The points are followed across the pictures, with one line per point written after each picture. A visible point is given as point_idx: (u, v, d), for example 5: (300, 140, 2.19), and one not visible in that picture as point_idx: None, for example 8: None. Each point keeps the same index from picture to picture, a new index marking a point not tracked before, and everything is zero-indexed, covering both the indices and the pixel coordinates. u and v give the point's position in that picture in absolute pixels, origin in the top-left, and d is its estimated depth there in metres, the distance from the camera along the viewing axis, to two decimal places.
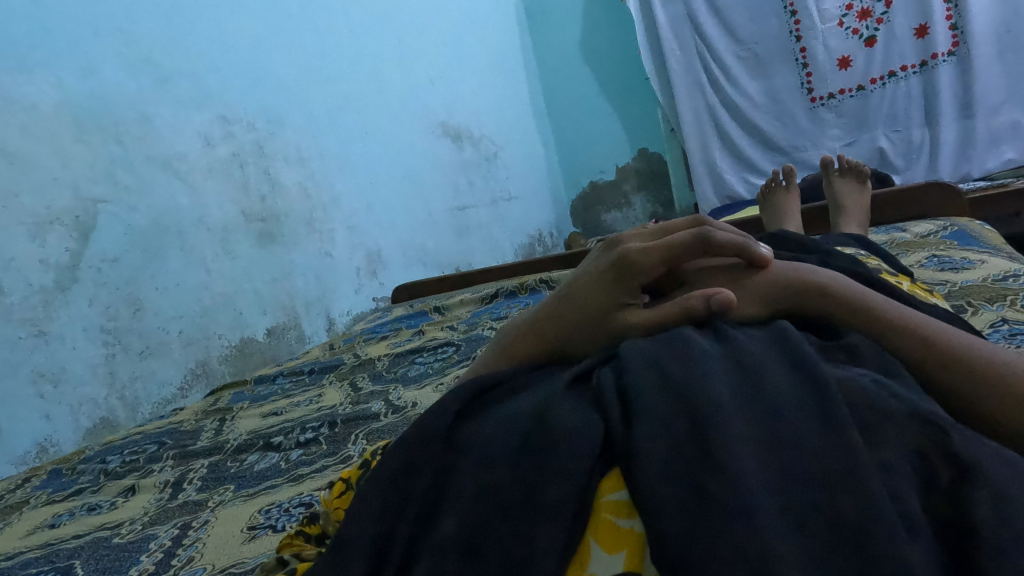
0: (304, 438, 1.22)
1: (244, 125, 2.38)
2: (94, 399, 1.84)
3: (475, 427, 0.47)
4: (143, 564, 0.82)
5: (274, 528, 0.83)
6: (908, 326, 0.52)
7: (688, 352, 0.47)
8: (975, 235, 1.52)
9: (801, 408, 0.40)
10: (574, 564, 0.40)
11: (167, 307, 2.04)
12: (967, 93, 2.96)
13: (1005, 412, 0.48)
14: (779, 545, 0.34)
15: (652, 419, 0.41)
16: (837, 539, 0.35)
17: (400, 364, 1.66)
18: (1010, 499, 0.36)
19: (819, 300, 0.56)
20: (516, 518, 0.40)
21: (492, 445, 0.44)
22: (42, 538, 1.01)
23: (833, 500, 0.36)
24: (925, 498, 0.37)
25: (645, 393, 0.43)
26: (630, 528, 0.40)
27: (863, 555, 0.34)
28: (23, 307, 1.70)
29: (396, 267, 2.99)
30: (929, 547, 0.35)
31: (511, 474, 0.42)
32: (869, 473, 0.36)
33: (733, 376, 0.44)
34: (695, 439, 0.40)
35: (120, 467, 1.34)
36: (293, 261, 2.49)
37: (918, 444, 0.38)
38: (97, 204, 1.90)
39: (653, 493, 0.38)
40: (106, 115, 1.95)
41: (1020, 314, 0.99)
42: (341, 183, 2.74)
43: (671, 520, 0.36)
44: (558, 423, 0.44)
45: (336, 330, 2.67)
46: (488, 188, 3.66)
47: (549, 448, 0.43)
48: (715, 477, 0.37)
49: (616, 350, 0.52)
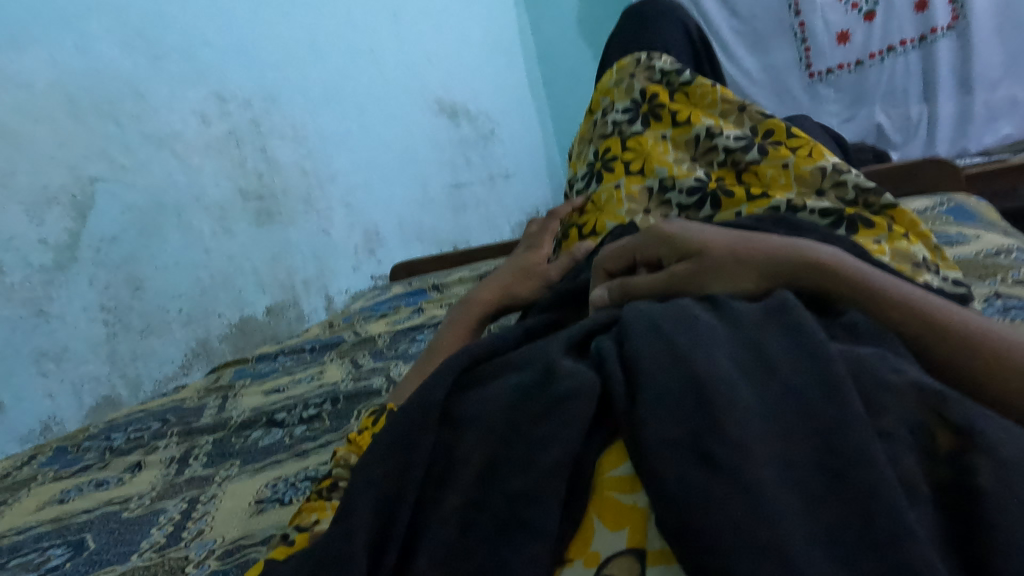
0: (307, 414, 1.24)
1: (239, 103, 2.37)
2: (96, 377, 1.85)
3: (474, 397, 0.49)
4: (154, 536, 0.84)
5: (282, 502, 0.85)
6: (900, 299, 0.54)
7: (690, 323, 0.48)
8: (970, 211, 1.53)
9: (802, 373, 0.42)
10: (579, 541, 0.41)
11: (167, 286, 2.05)
12: (966, 68, 2.95)
13: (992, 378, 0.50)
14: (781, 505, 0.36)
15: (656, 387, 0.43)
16: (838, 500, 0.36)
17: (401, 341, 1.68)
18: (1010, 461, 0.37)
19: (814, 273, 0.56)
20: (516, 482, 0.42)
21: (490, 418, 0.46)
22: (54, 513, 1.02)
23: (835, 464, 0.37)
24: (927, 466, 0.39)
25: (649, 360, 0.45)
26: (633, 504, 0.41)
27: (864, 515, 0.35)
28: (24, 286, 1.71)
29: (394, 245, 2.99)
30: (927, 510, 0.37)
31: (508, 444, 0.44)
32: (869, 437, 0.38)
33: (733, 345, 0.46)
34: (698, 406, 0.41)
35: (126, 443, 1.36)
36: (291, 239, 2.50)
37: (918, 416, 0.40)
38: (94, 182, 1.90)
39: (658, 459, 0.39)
40: (101, 93, 1.93)
41: (1012, 288, 1.01)
42: (338, 161, 2.73)
43: (676, 484, 0.38)
44: (555, 390, 0.45)
45: (335, 308, 2.69)
46: (485, 166, 3.65)
47: (549, 413, 0.44)
48: (714, 442, 0.39)
49: (620, 314, 0.53)
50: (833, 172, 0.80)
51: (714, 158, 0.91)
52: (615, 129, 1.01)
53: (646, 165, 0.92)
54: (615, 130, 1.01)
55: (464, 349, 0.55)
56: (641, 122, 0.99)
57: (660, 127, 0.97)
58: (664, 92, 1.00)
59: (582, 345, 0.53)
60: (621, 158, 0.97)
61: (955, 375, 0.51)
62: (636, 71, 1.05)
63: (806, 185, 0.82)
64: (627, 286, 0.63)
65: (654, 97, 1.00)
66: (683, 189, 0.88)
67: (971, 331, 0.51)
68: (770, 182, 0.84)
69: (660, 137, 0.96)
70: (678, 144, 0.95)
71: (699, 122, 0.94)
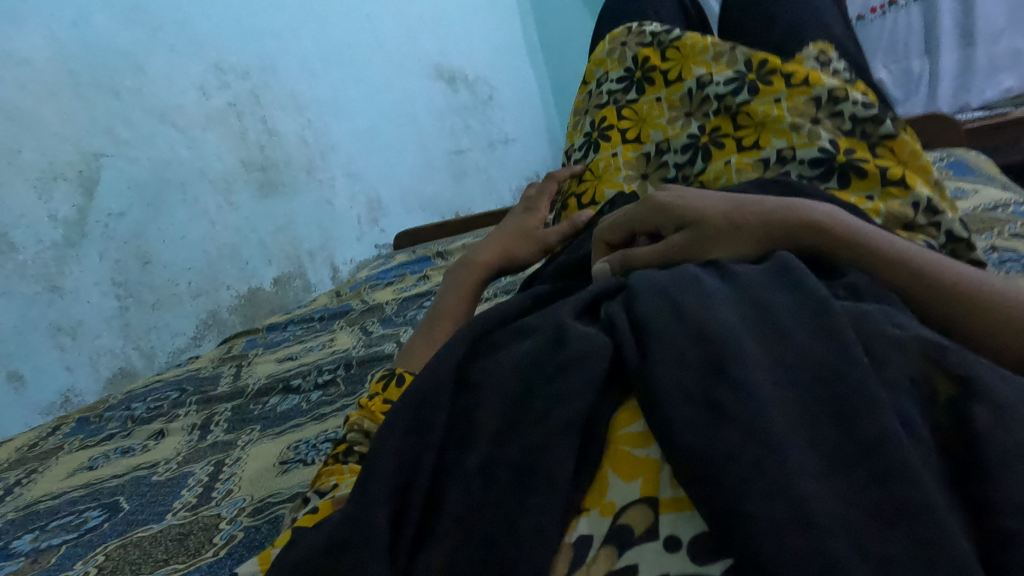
0: (322, 380, 1.27)
1: (238, 74, 2.36)
2: (112, 349, 1.89)
3: (489, 362, 0.51)
4: (185, 497, 0.88)
5: (305, 462, 0.89)
6: (894, 257, 0.56)
7: (698, 288, 0.49)
8: (969, 166, 1.54)
9: (808, 330, 0.43)
10: (594, 493, 0.43)
11: (176, 259, 2.08)
12: (968, 21, 2.91)
13: (981, 326, 0.53)
14: (787, 445, 0.36)
15: (667, 346, 0.44)
16: (843, 442, 0.37)
17: (409, 307, 1.71)
18: (1011, 407, 0.37)
19: (813, 236, 0.59)
20: (531, 436, 0.44)
21: (505, 383, 0.48)
22: (85, 481, 1.06)
23: (841, 409, 0.38)
24: (930, 414, 0.39)
25: (660, 322, 0.46)
26: (646, 456, 0.43)
27: (868, 454, 0.36)
28: (36, 262, 1.74)
29: (397, 213, 3.01)
30: (931, 454, 0.37)
31: (524, 406, 0.46)
32: (873, 383, 0.38)
33: (740, 307, 0.47)
34: (710, 360, 0.42)
35: (146, 412, 1.40)
36: (295, 210, 2.51)
37: (920, 367, 0.41)
38: (99, 158, 1.91)
39: (669, 411, 0.41)
40: (102, 67, 1.93)
41: (1009, 242, 1.03)
42: (338, 130, 2.73)
43: (685, 431, 0.39)
44: (569, 355, 0.48)
45: (341, 278, 2.72)
46: (485, 132, 3.64)
47: (560, 374, 0.47)
48: (720, 394, 0.40)
49: (627, 281, 0.55)
50: (828, 104, 0.80)
51: (709, 109, 0.90)
52: (610, 97, 1.02)
53: (641, 133, 0.97)
54: (611, 100, 1.02)
55: (474, 319, 0.57)
56: (635, 90, 1.00)
57: (654, 89, 0.98)
58: (655, 54, 0.99)
59: (590, 311, 0.56)
60: (617, 126, 0.99)
61: (943, 321, 0.54)
62: (628, 39, 1.05)
63: (802, 113, 0.80)
64: (629, 258, 0.66)
65: (646, 62, 1.00)
66: (677, 149, 0.92)
67: (961, 289, 0.54)
68: (762, 120, 0.83)
69: (655, 100, 0.97)
70: (673, 102, 0.96)
71: (688, 77, 0.94)
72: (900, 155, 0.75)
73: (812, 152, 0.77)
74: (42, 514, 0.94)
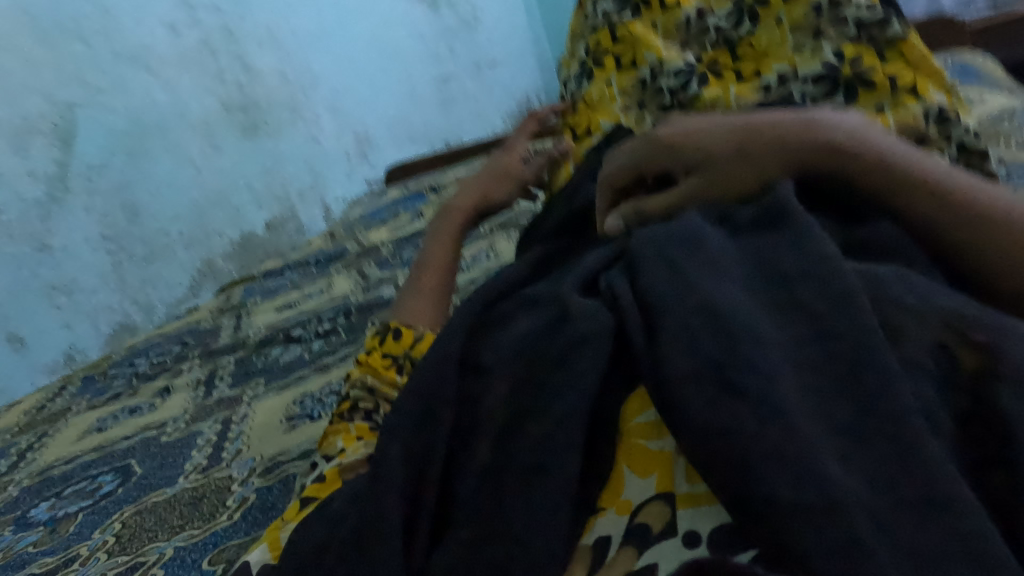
0: (322, 329, 1.27)
1: (208, 7, 2.24)
2: (109, 305, 1.88)
3: (491, 344, 0.50)
4: (195, 457, 0.88)
5: (312, 417, 0.90)
6: (917, 186, 0.53)
7: (704, 253, 0.46)
8: (973, 69, 1.49)
9: (826, 298, 0.41)
10: (609, 489, 0.43)
11: (164, 209, 2.04)
12: None
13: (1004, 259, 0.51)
14: (812, 443, 0.36)
15: (672, 327, 0.42)
16: (866, 433, 0.36)
17: (405, 248, 1.68)
18: None
19: (830, 167, 0.55)
20: (541, 427, 0.43)
21: (512, 368, 0.47)
22: (94, 443, 1.06)
23: (861, 397, 0.37)
24: (949, 389, 0.39)
25: (665, 298, 0.44)
26: (661, 450, 0.43)
27: (891, 447, 0.35)
28: (21, 222, 1.71)
29: (385, 146, 2.93)
30: (950, 437, 0.37)
31: (531, 392, 0.45)
32: (896, 369, 0.37)
33: (749, 276, 0.45)
34: (723, 336, 0.40)
35: (150, 369, 1.40)
36: (280, 150, 2.44)
37: (940, 336, 0.40)
38: (73, 108, 1.84)
39: (682, 402, 0.39)
40: (65, 11, 1.83)
41: (1017, 155, 0.99)
42: (318, 62, 2.63)
43: (704, 427, 0.38)
44: (573, 335, 0.45)
45: (333, 217, 2.68)
46: (470, 54, 3.50)
47: (562, 358, 0.45)
48: (739, 375, 0.38)
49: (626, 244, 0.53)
50: (831, 8, 0.74)
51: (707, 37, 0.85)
52: (604, 19, 0.94)
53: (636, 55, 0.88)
54: (603, 21, 0.94)
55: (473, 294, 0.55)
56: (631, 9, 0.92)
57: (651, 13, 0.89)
58: None
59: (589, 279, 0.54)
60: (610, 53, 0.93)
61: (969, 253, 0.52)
62: None
63: (804, 31, 0.76)
64: (640, 210, 0.63)
65: None
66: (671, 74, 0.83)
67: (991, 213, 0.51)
68: (764, 51, 0.79)
69: (651, 24, 0.88)
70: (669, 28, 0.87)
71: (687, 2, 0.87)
72: (912, 59, 0.70)
73: (813, 70, 0.74)
74: (54, 481, 0.94)
